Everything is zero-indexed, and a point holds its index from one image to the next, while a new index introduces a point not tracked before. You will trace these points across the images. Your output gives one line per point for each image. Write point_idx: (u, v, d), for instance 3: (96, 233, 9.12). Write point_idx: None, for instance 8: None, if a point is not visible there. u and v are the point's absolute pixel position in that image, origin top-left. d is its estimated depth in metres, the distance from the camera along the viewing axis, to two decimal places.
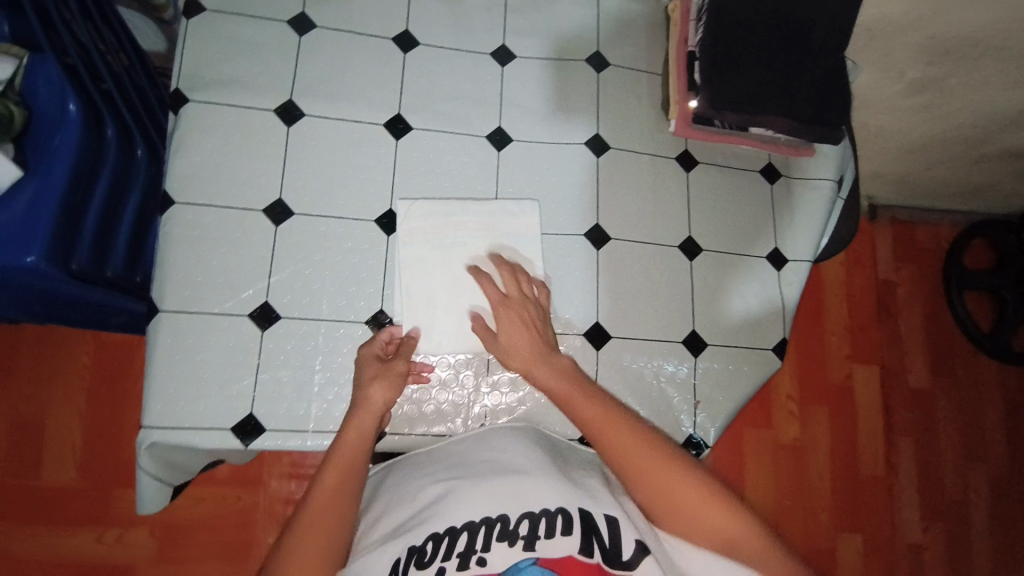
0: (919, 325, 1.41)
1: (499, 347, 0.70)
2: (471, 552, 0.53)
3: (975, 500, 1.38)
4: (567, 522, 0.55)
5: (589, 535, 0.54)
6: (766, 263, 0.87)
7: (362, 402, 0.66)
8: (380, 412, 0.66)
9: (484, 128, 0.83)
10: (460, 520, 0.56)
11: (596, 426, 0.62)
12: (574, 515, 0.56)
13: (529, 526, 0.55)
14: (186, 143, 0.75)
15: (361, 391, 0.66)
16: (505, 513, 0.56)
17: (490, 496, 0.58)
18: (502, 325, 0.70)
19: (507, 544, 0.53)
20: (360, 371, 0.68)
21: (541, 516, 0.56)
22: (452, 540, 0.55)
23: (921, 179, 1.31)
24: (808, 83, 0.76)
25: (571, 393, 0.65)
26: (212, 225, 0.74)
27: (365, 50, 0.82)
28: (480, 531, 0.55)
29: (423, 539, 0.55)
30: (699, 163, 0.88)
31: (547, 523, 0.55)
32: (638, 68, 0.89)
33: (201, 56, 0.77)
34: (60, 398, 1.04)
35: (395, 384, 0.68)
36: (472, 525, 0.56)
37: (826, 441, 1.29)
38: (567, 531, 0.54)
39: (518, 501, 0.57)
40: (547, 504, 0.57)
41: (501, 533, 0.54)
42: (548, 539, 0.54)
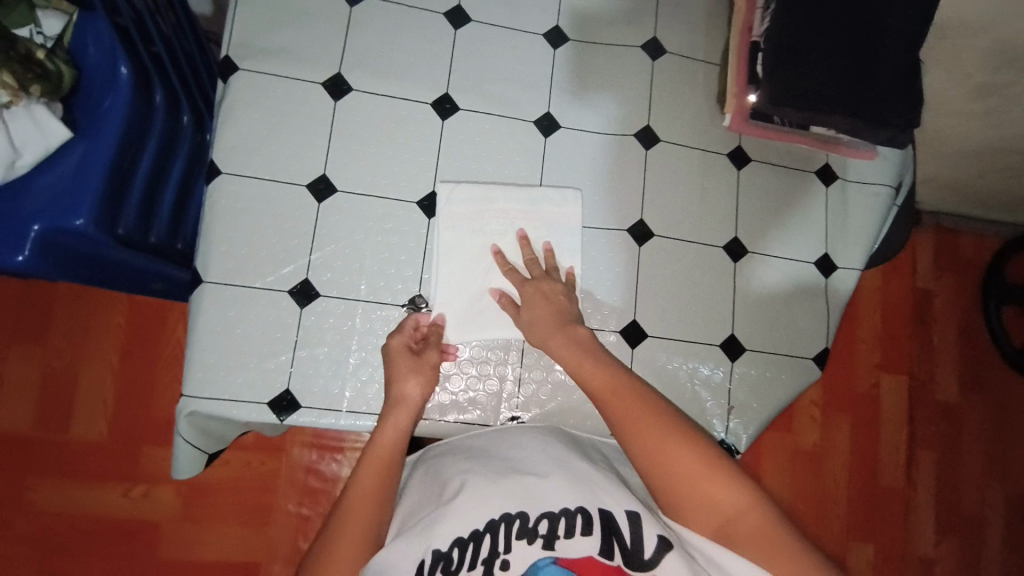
0: (954, 338, 1.38)
1: (523, 322, 0.69)
2: (494, 556, 0.53)
3: (994, 518, 1.35)
4: (587, 522, 0.55)
5: (609, 536, 0.53)
6: (813, 269, 0.84)
7: (398, 399, 0.66)
8: (417, 408, 0.66)
9: (532, 113, 0.81)
10: (481, 522, 0.56)
11: (625, 424, 0.58)
12: (594, 515, 0.55)
13: (548, 526, 0.54)
14: (233, 113, 0.74)
15: (396, 388, 0.66)
16: (524, 510, 0.56)
17: (511, 494, 0.58)
18: (529, 305, 0.69)
19: (526, 543, 0.53)
20: (394, 366, 0.67)
21: (560, 516, 0.55)
22: (476, 544, 0.54)
23: (973, 189, 1.26)
24: (879, 85, 0.72)
25: (587, 373, 0.62)
26: (255, 198, 0.73)
27: (416, 25, 0.80)
28: (500, 531, 0.55)
29: (448, 545, 0.55)
30: (751, 161, 0.84)
31: (567, 523, 0.54)
32: (695, 57, 0.86)
33: (250, 24, 0.76)
34: (93, 354, 1.06)
35: (430, 378, 0.68)
36: (491, 524, 0.55)
37: (845, 447, 1.26)
38: (586, 531, 0.54)
39: (538, 499, 0.57)
40: (568, 503, 0.56)
41: (520, 530, 0.54)
42: (567, 539, 0.53)
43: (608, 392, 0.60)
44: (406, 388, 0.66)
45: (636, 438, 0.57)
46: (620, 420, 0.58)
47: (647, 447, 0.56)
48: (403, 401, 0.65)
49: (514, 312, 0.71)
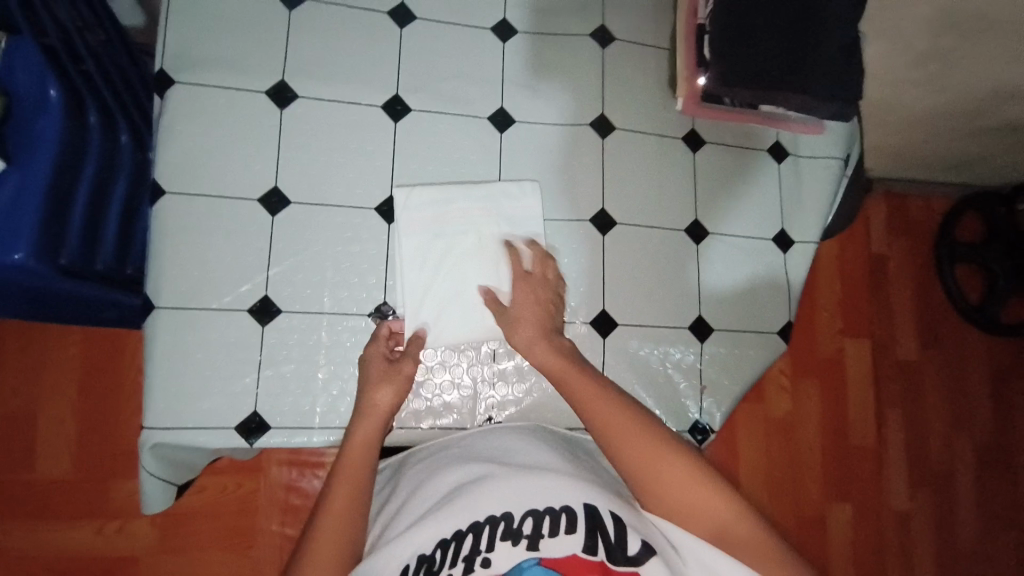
0: (909, 299, 1.43)
1: (508, 319, 0.68)
2: (475, 553, 0.53)
3: (959, 469, 1.41)
4: (571, 520, 0.54)
5: (594, 530, 0.53)
6: (772, 245, 0.86)
7: (368, 408, 0.64)
8: (388, 415, 0.65)
9: (486, 109, 0.80)
10: (464, 524, 0.55)
11: (599, 418, 0.58)
12: (578, 513, 0.55)
13: (533, 525, 0.54)
14: (174, 129, 0.71)
15: (367, 397, 0.65)
16: (509, 510, 0.56)
17: (496, 494, 0.57)
18: (516, 297, 0.69)
19: (511, 544, 0.53)
20: (367, 375, 0.66)
21: (544, 514, 0.55)
22: (458, 544, 0.54)
23: (919, 153, 1.30)
24: (825, 61, 0.73)
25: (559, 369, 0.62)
26: (206, 216, 0.71)
27: (361, 26, 0.78)
28: (484, 532, 0.54)
29: (432, 547, 0.55)
30: (706, 143, 0.86)
31: (551, 522, 0.54)
32: (645, 43, 0.86)
33: (184, 35, 0.73)
34: (50, 390, 1.01)
35: (402, 388, 0.66)
36: (475, 525, 0.55)
37: (816, 413, 1.30)
38: (571, 528, 0.53)
39: (524, 500, 0.56)
40: (552, 503, 0.56)
41: (505, 531, 0.54)
42: (552, 538, 0.53)
43: (585, 387, 0.60)
44: (377, 396, 0.65)
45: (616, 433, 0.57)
46: (598, 417, 0.58)
47: (628, 441, 0.56)
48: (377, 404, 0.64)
49: (499, 309, 0.70)
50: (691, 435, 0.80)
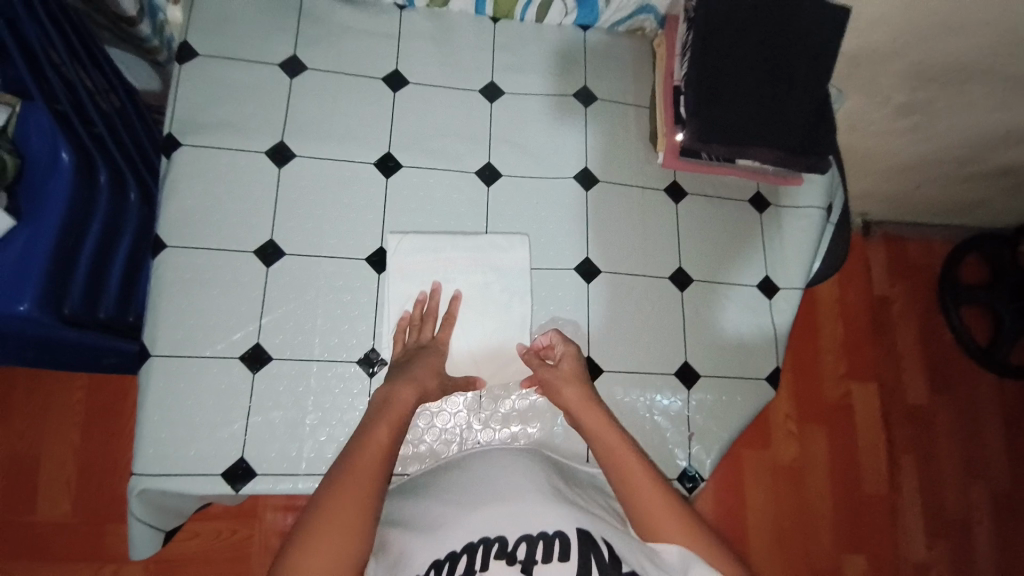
0: (916, 343, 1.40)
1: (547, 371, 0.71)
2: (470, 572, 0.53)
3: (981, 521, 1.35)
4: (564, 547, 0.54)
5: (586, 554, 0.53)
6: (757, 291, 0.87)
7: (389, 404, 0.63)
8: (405, 418, 0.63)
9: (474, 164, 0.84)
10: (460, 545, 0.56)
11: (602, 444, 0.63)
12: (571, 539, 0.54)
13: (527, 551, 0.54)
14: (179, 185, 0.76)
15: (390, 391, 0.65)
16: (502, 534, 0.56)
17: (492, 517, 0.58)
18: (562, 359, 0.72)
19: (506, 564, 0.53)
20: (410, 369, 0.68)
21: (538, 539, 0.55)
22: (452, 564, 0.54)
23: (912, 197, 1.32)
24: (795, 114, 0.77)
25: (569, 400, 0.68)
26: (204, 267, 0.74)
27: (357, 90, 0.83)
28: (479, 551, 0.55)
29: (426, 568, 0.55)
30: (688, 194, 0.88)
31: (545, 547, 0.54)
32: (627, 101, 0.90)
33: (193, 100, 0.79)
34: (55, 433, 1.03)
35: (423, 388, 0.67)
36: (469, 547, 0.56)
37: (825, 460, 1.27)
38: (563, 557, 0.53)
39: (519, 524, 0.57)
40: (546, 527, 0.56)
41: (499, 552, 0.54)
42: (545, 564, 0.53)
43: (594, 421, 0.65)
44: (402, 396, 0.65)
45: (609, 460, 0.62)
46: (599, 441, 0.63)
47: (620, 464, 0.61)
48: (394, 411, 0.63)
49: (537, 364, 0.72)
50: (680, 483, 0.79)
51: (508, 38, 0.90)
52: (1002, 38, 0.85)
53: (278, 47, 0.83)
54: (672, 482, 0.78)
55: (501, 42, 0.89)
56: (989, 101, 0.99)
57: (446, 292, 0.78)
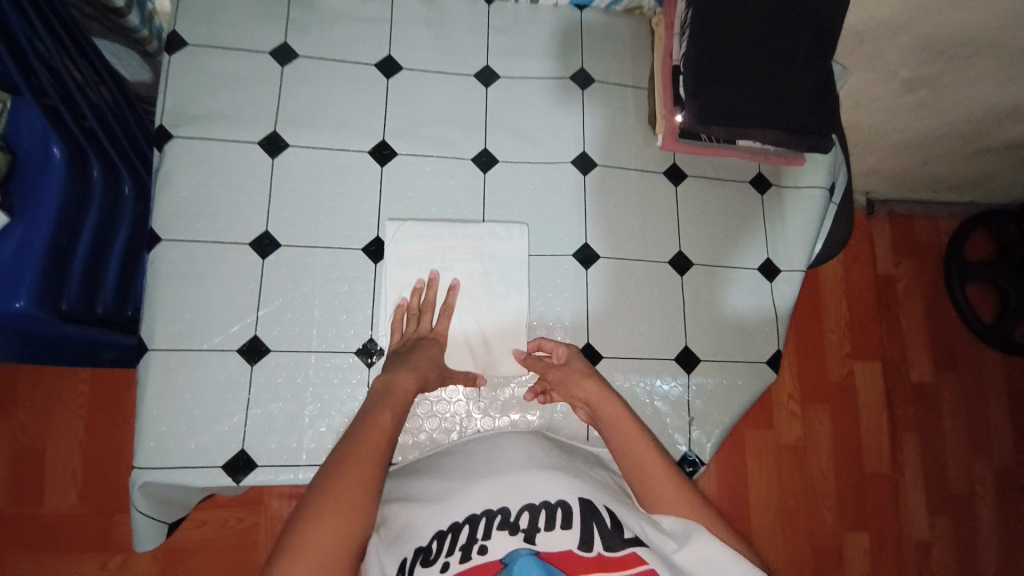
0: (921, 322, 1.39)
1: (553, 372, 0.71)
2: (472, 541, 0.53)
3: (983, 497, 1.36)
4: (567, 515, 0.54)
5: (588, 522, 0.54)
6: (758, 274, 0.86)
7: (389, 388, 0.64)
8: (406, 405, 0.63)
9: (469, 150, 0.83)
10: (461, 515, 0.56)
11: (609, 422, 0.64)
12: (574, 508, 0.55)
13: (529, 519, 0.54)
14: (171, 178, 0.75)
15: (389, 378, 0.65)
16: (505, 505, 0.56)
17: (494, 490, 0.58)
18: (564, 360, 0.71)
19: (508, 533, 0.53)
20: (411, 358, 0.68)
21: (541, 508, 0.55)
22: (454, 535, 0.54)
23: (917, 174, 1.30)
24: (797, 93, 0.76)
25: (579, 386, 0.68)
26: (199, 260, 0.74)
27: (349, 77, 0.82)
28: (480, 522, 0.55)
29: (428, 539, 0.55)
30: (687, 177, 0.87)
31: (548, 515, 0.54)
32: (625, 82, 0.88)
33: (183, 91, 0.78)
34: (59, 426, 1.03)
35: (422, 377, 0.67)
36: (473, 517, 0.56)
37: (829, 438, 1.27)
38: (567, 524, 0.53)
39: (521, 495, 0.57)
40: (549, 496, 0.57)
41: (502, 523, 0.54)
42: (548, 531, 0.53)
43: (607, 407, 0.66)
44: (403, 382, 0.65)
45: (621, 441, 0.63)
46: (608, 420, 0.65)
47: (626, 438, 0.62)
48: (398, 399, 0.62)
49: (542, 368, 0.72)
50: (680, 468, 0.79)
51: (503, 20, 0.88)
52: (1012, 12, 0.82)
53: (269, 35, 0.81)
54: None
55: (495, 24, 0.87)
56: (998, 75, 0.96)
57: (445, 281, 0.77)
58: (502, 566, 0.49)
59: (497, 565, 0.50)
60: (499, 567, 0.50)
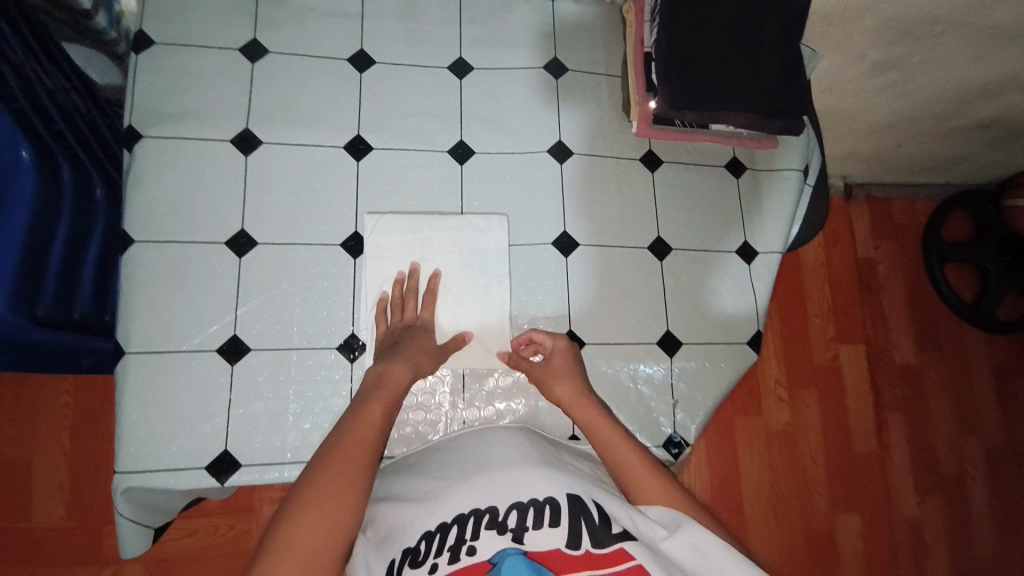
0: (903, 303, 1.41)
1: (541, 373, 0.72)
2: (461, 542, 0.52)
3: (972, 473, 1.38)
4: (555, 512, 0.53)
5: (577, 519, 0.53)
6: (736, 257, 0.87)
7: (382, 382, 0.65)
8: (397, 397, 0.65)
9: (445, 142, 0.82)
10: (449, 516, 0.55)
11: (592, 425, 0.66)
12: (562, 505, 0.54)
13: (518, 518, 0.53)
14: (143, 179, 0.74)
15: (382, 370, 0.66)
16: (494, 505, 0.55)
17: (481, 489, 0.57)
18: (553, 358, 0.73)
19: (496, 533, 0.52)
20: (404, 347, 0.69)
21: (529, 506, 0.55)
22: (442, 536, 0.53)
23: (893, 156, 1.32)
24: (767, 76, 0.77)
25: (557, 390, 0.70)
26: (174, 261, 0.73)
27: (321, 72, 0.81)
28: (468, 523, 0.54)
29: (416, 541, 0.54)
30: (663, 163, 0.87)
31: (536, 514, 0.54)
32: (598, 71, 0.89)
33: (153, 91, 0.77)
34: (45, 438, 1.02)
35: (413, 365, 0.68)
36: (461, 517, 0.55)
37: (817, 422, 1.29)
38: (555, 522, 0.52)
39: (507, 493, 0.56)
40: (536, 495, 0.56)
41: (489, 522, 0.53)
42: (536, 531, 0.52)
43: (587, 414, 0.67)
44: (392, 374, 0.66)
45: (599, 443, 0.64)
46: (589, 424, 0.66)
47: (606, 439, 0.64)
48: (389, 390, 0.64)
49: (530, 364, 0.74)
50: (665, 450, 0.79)
51: (475, 12, 0.88)
52: None
53: (239, 32, 0.81)
54: (657, 449, 0.79)
55: (468, 17, 0.87)
56: (965, 54, 0.98)
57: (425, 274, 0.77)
58: (491, 566, 0.48)
59: (486, 565, 0.49)
60: (488, 567, 0.49)
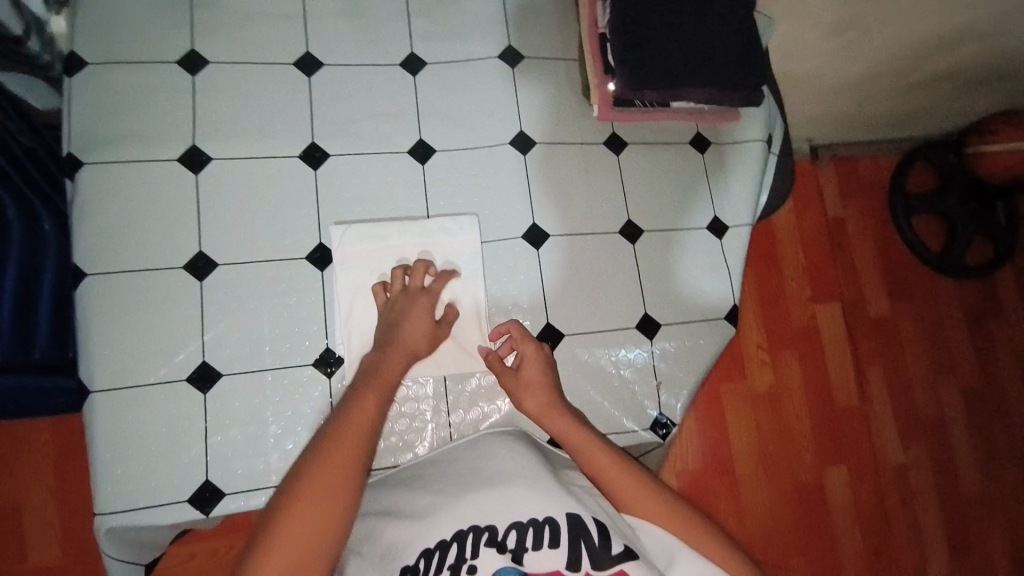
0: (874, 258, 1.44)
1: (514, 380, 0.70)
2: (460, 561, 0.53)
3: (952, 417, 1.43)
4: (555, 532, 0.55)
5: (577, 541, 0.54)
6: (706, 233, 0.87)
7: (374, 377, 0.63)
8: (390, 390, 0.63)
9: (404, 143, 0.80)
10: (449, 532, 0.56)
11: (571, 440, 0.64)
12: (561, 524, 0.55)
13: (517, 539, 0.55)
14: (89, 208, 0.71)
15: (375, 364, 0.64)
16: (493, 522, 0.56)
17: (479, 505, 0.58)
18: (523, 364, 0.71)
19: (496, 552, 0.54)
20: (404, 328, 0.68)
21: (528, 526, 0.56)
22: (442, 552, 0.55)
23: (855, 115, 1.33)
24: (724, 50, 0.77)
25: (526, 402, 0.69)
26: (132, 291, 0.70)
27: (267, 80, 0.78)
28: (468, 539, 0.55)
29: (415, 558, 0.55)
30: (628, 143, 0.87)
31: (535, 535, 0.55)
32: (554, 55, 0.87)
33: (89, 113, 0.73)
34: (30, 476, 0.99)
35: (411, 360, 0.68)
36: (460, 533, 0.56)
37: (799, 381, 1.31)
38: (554, 543, 0.54)
39: (507, 511, 0.57)
40: (535, 513, 0.57)
41: (488, 540, 0.55)
42: (536, 551, 0.54)
43: (561, 425, 0.66)
44: (390, 368, 0.65)
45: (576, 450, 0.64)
46: (564, 436, 0.65)
47: (586, 449, 0.63)
48: (383, 378, 0.63)
49: (502, 369, 0.72)
50: (653, 432, 0.79)
51: (422, 4, 0.85)
52: None
53: (175, 44, 0.77)
54: (644, 433, 0.78)
55: (415, 10, 0.84)
56: (917, 9, 0.98)
57: None
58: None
59: None
60: None
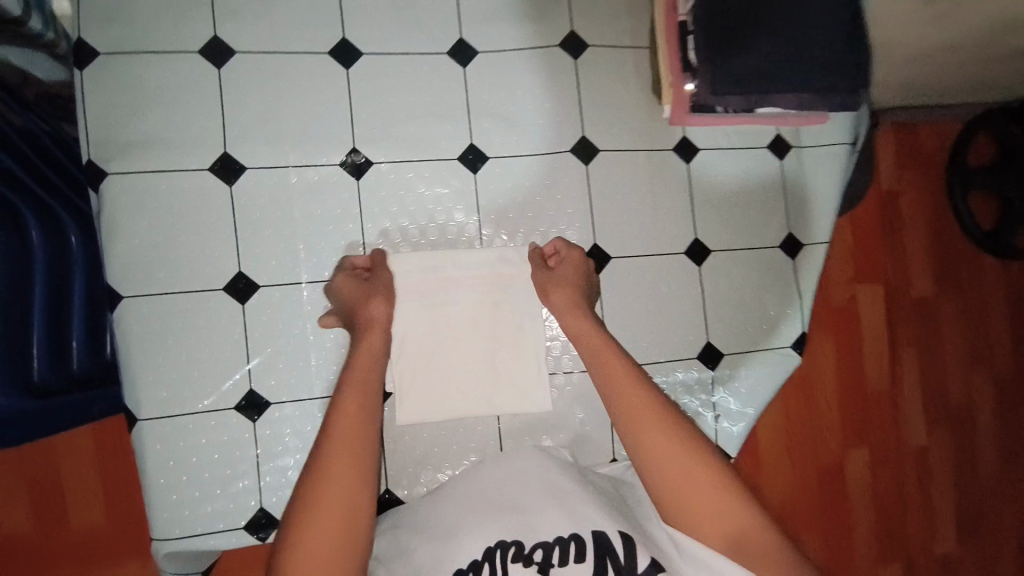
0: (925, 237, 1.30)
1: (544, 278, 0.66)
2: None
3: (980, 403, 1.35)
4: (579, 548, 0.54)
5: (603, 556, 0.53)
6: (779, 253, 0.80)
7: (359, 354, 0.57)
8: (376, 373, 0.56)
9: (454, 148, 0.72)
10: (479, 552, 0.55)
11: (608, 381, 0.55)
12: (587, 540, 0.55)
13: (543, 553, 0.54)
14: (116, 223, 0.65)
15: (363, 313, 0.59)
16: (518, 537, 0.56)
17: (504, 525, 0.58)
18: (563, 266, 0.65)
19: (522, 565, 0.54)
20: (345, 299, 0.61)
21: (554, 544, 0.55)
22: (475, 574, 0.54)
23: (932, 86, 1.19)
24: (822, 48, 0.65)
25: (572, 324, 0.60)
26: (170, 314, 0.66)
27: (302, 74, 0.69)
28: (496, 556, 0.55)
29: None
30: (699, 152, 0.78)
31: (561, 552, 0.54)
32: (621, 43, 0.76)
33: (107, 115, 0.65)
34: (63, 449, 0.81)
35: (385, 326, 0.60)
36: (490, 551, 0.55)
37: (829, 363, 1.13)
38: (580, 557, 0.53)
39: (531, 529, 0.57)
40: (562, 530, 0.56)
41: (516, 554, 0.55)
42: (561, 566, 0.53)
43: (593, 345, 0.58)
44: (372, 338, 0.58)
45: (634, 429, 0.53)
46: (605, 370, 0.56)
47: (620, 395, 0.54)
48: (366, 377, 0.55)
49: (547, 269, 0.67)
50: None
51: None
52: None
53: (197, 30, 0.68)
54: None
55: None
56: None
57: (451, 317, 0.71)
58: None
59: None
60: None
